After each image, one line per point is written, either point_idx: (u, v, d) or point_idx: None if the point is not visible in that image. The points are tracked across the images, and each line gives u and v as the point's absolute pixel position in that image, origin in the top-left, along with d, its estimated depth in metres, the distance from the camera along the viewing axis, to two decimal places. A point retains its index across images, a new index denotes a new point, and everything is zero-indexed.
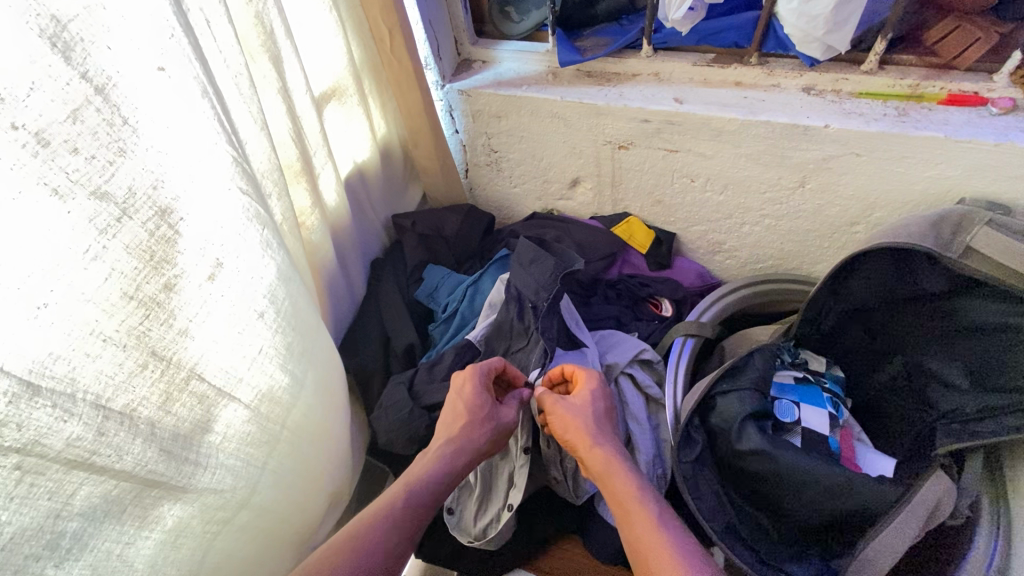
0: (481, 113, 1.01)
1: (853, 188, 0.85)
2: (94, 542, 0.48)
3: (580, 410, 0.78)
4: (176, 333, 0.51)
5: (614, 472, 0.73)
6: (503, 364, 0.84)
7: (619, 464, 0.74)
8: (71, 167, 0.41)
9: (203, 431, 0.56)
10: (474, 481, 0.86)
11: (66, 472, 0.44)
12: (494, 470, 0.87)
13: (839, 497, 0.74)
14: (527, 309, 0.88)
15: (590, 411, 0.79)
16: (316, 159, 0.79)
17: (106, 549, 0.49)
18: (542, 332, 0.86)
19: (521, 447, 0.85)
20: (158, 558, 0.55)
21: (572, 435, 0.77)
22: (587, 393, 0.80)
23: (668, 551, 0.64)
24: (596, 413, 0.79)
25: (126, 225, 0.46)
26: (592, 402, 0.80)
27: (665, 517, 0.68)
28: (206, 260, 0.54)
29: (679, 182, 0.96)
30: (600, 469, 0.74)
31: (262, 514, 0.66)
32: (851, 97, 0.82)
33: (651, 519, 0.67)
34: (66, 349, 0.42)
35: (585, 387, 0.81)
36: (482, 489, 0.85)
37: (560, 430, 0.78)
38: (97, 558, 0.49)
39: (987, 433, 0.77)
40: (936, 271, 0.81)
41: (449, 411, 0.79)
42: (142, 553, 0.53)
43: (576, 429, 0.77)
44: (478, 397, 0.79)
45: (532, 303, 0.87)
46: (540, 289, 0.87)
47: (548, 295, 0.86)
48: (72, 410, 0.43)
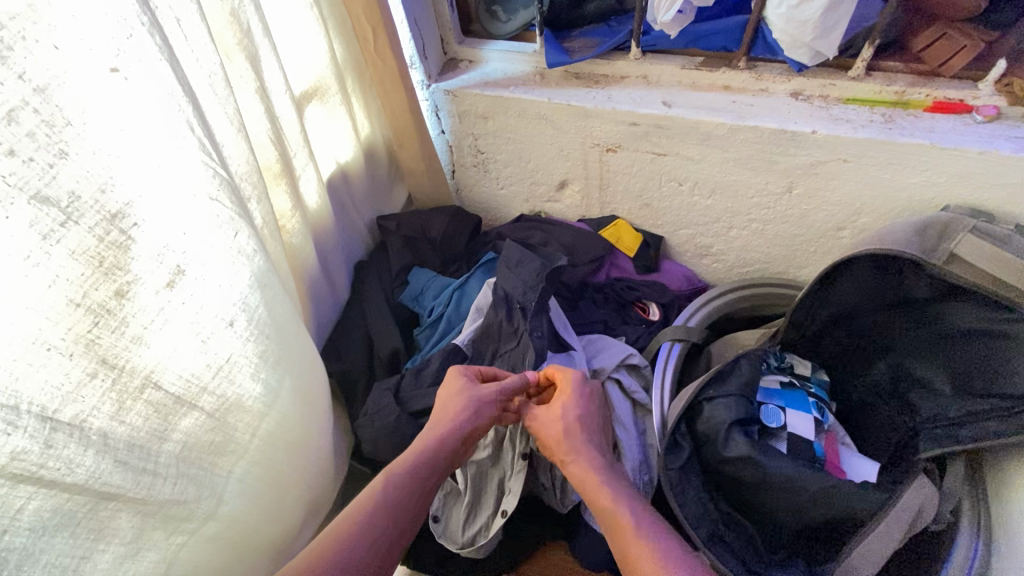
0: (468, 113, 0.99)
1: (841, 194, 0.85)
2: (46, 559, 0.45)
3: (564, 414, 0.78)
4: (129, 340, 0.49)
5: (597, 477, 0.72)
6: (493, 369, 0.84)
7: (596, 473, 0.72)
8: (7, 170, 0.38)
9: (161, 440, 0.54)
10: (463, 488, 0.83)
11: (12, 486, 0.41)
12: (483, 476, 0.84)
13: (825, 504, 0.74)
14: (516, 310, 0.87)
15: (574, 416, 0.78)
16: (297, 160, 0.76)
17: (60, 565, 0.47)
18: (531, 332, 0.86)
19: (520, 453, 0.84)
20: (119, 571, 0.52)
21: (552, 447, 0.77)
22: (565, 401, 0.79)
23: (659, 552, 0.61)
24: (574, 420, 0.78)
25: (71, 230, 0.43)
26: (576, 406, 0.79)
27: (644, 519, 0.66)
28: (164, 265, 0.52)
29: (667, 186, 0.95)
30: (580, 480, 0.73)
31: (231, 524, 0.64)
32: (838, 102, 0.82)
33: (627, 524, 0.65)
34: (6, 359, 0.40)
35: (569, 390, 0.80)
36: (471, 497, 0.83)
37: (547, 438, 0.78)
38: (51, 574, 0.46)
39: (967, 439, 0.78)
40: (921, 278, 0.81)
41: (444, 401, 0.77)
42: (100, 567, 0.50)
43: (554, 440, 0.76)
44: (476, 389, 0.78)
45: (521, 303, 0.87)
46: (528, 289, 0.87)
47: (536, 294, 0.87)
48: (16, 423, 0.41)
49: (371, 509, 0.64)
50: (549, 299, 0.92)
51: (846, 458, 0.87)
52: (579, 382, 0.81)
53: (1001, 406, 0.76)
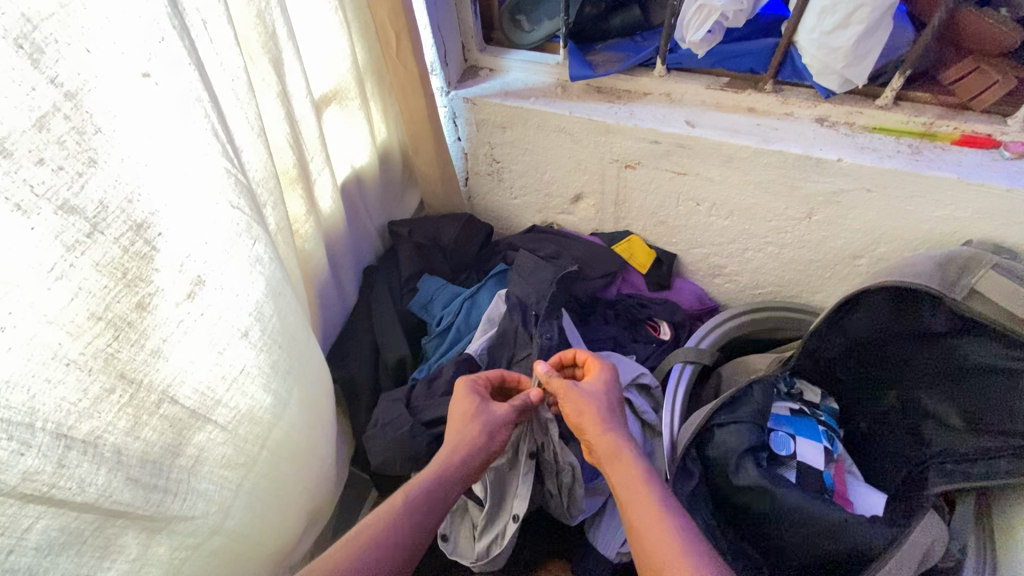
0: (486, 122, 0.97)
1: (861, 223, 0.84)
2: None
3: (594, 395, 0.77)
4: (147, 354, 0.48)
5: (627, 458, 0.71)
6: (500, 372, 0.84)
7: (628, 451, 0.72)
8: (37, 180, 0.37)
9: (174, 455, 0.53)
10: (484, 497, 0.82)
11: (21, 507, 0.40)
12: (503, 481, 0.82)
13: (834, 539, 0.72)
14: (530, 317, 0.90)
15: (604, 399, 0.77)
16: (313, 165, 0.75)
17: None
18: (541, 336, 0.86)
19: (526, 452, 0.82)
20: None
21: (583, 418, 0.75)
22: (603, 381, 0.79)
23: (673, 544, 0.60)
24: (609, 401, 0.77)
25: (95, 241, 0.42)
26: (608, 390, 0.78)
27: (669, 503, 0.65)
28: (184, 278, 0.50)
29: (684, 205, 0.94)
30: (608, 453, 0.72)
31: (234, 538, 0.63)
32: (864, 131, 0.81)
33: (654, 502, 0.65)
34: (25, 375, 0.39)
35: (598, 376, 0.80)
36: (492, 504, 0.81)
37: (573, 413, 0.76)
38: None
39: (979, 475, 0.77)
40: (937, 311, 0.80)
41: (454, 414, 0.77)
42: None
43: (588, 413, 0.75)
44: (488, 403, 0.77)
45: (535, 309, 0.89)
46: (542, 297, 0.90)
47: (548, 301, 0.89)
48: (30, 442, 0.39)
49: (376, 533, 0.63)
50: (562, 311, 0.92)
51: (854, 489, 0.85)
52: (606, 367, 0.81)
53: (1013, 444, 0.76)
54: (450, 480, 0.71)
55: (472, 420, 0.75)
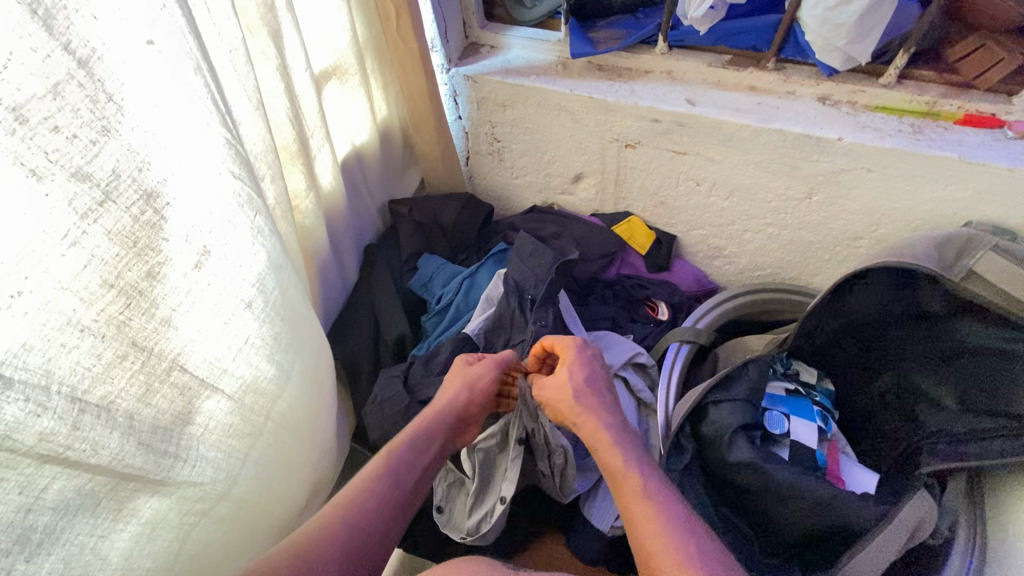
0: (487, 100, 0.97)
1: (861, 203, 0.83)
2: (67, 536, 0.46)
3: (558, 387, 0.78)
4: (158, 322, 0.49)
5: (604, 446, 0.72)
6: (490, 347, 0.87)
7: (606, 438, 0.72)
8: (51, 147, 0.38)
9: (184, 422, 0.55)
10: (471, 475, 0.84)
11: (38, 467, 0.41)
12: (493, 460, 0.84)
13: (825, 513, 0.74)
14: (527, 300, 0.89)
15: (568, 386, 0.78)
16: (313, 141, 0.75)
17: (79, 543, 0.47)
18: (535, 323, 0.88)
19: (516, 438, 0.83)
20: (134, 550, 0.53)
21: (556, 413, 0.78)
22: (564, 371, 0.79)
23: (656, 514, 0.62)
24: (575, 387, 0.78)
25: (108, 209, 0.43)
26: (579, 371, 0.79)
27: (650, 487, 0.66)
28: (192, 248, 0.51)
29: (684, 185, 0.94)
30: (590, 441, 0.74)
31: (241, 505, 0.65)
32: (866, 110, 0.81)
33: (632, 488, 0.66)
34: (40, 340, 0.40)
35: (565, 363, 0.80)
36: (481, 482, 0.83)
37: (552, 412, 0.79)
38: (70, 553, 0.47)
39: (974, 455, 0.77)
40: (936, 293, 0.81)
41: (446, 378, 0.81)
42: (117, 545, 0.51)
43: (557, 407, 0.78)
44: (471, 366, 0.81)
45: (532, 294, 0.89)
46: (540, 282, 0.90)
47: (546, 288, 0.89)
48: (46, 404, 0.41)
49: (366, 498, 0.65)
50: (560, 293, 0.94)
51: (846, 467, 0.86)
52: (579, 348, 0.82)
53: (1008, 424, 0.76)
54: (429, 438, 0.74)
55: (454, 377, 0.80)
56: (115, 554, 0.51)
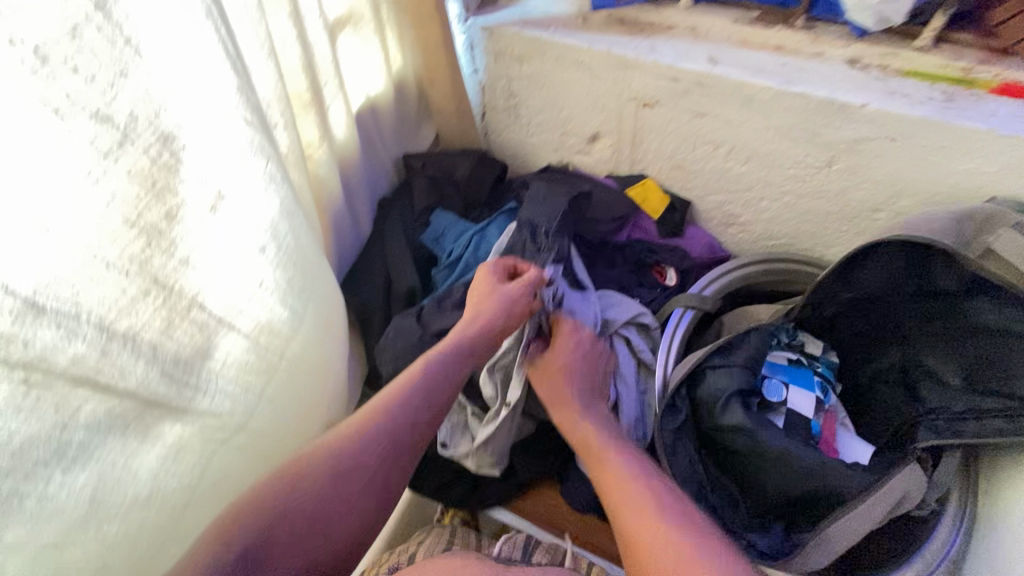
0: (503, 54, 0.96)
1: (883, 174, 0.81)
2: (100, 453, 0.50)
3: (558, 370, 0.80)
4: (177, 262, 0.52)
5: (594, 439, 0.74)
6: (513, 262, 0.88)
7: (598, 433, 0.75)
8: (72, 88, 0.40)
9: (203, 357, 0.59)
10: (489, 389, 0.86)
11: (71, 388, 0.45)
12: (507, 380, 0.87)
13: (810, 479, 0.76)
14: (539, 234, 0.91)
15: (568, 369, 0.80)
16: (326, 90, 0.76)
17: (112, 460, 0.52)
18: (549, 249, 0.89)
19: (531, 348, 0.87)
20: (162, 471, 0.58)
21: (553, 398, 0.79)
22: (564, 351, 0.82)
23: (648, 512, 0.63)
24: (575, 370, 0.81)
25: (127, 150, 0.45)
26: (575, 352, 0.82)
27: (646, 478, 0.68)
28: (208, 191, 0.53)
29: (702, 148, 0.92)
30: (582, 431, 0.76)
31: (258, 437, 0.70)
32: (897, 75, 0.77)
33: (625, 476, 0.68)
34: (70, 272, 0.43)
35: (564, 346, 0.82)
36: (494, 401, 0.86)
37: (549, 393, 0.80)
38: (104, 469, 0.51)
39: (970, 433, 0.78)
40: (950, 268, 0.79)
41: (476, 294, 0.82)
42: (146, 465, 0.56)
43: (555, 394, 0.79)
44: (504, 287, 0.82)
45: (545, 228, 0.91)
46: (553, 217, 0.91)
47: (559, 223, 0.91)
48: (77, 331, 0.44)
49: (353, 445, 0.65)
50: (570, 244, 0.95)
51: (841, 438, 0.88)
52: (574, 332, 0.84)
53: (1008, 405, 0.76)
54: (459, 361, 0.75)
55: (487, 299, 0.80)
56: (143, 473, 0.56)
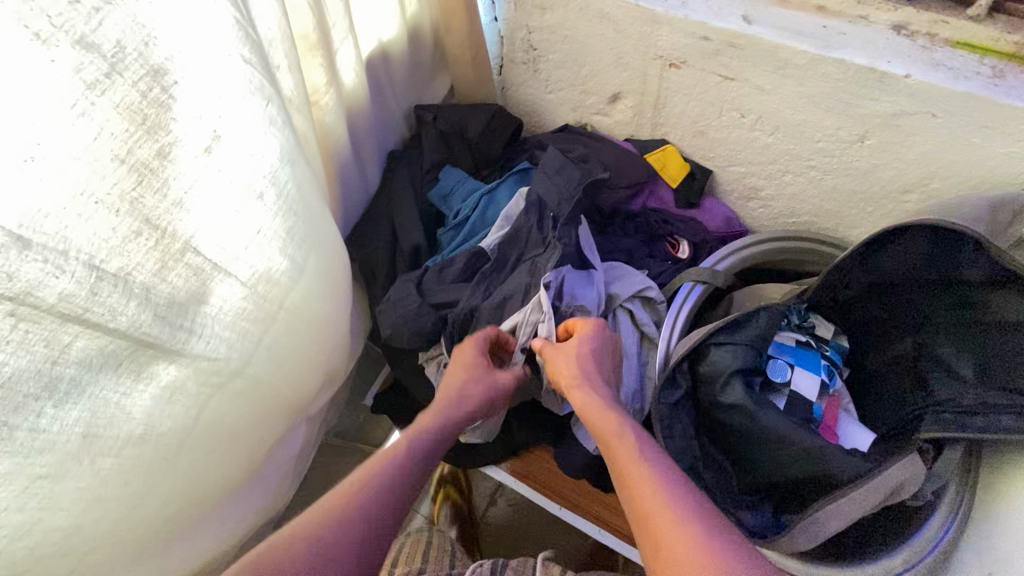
0: (525, 2, 0.90)
1: (919, 153, 0.76)
2: (92, 389, 0.51)
3: (571, 352, 0.78)
4: (170, 204, 0.51)
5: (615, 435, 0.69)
6: (496, 331, 0.83)
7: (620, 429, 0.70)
8: (52, 10, 0.38)
9: (199, 302, 0.58)
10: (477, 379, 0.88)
11: (60, 324, 0.45)
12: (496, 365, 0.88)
13: (807, 462, 0.75)
14: (547, 219, 0.88)
15: (580, 353, 0.78)
16: (335, 32, 0.72)
17: (104, 397, 0.53)
18: (558, 239, 0.85)
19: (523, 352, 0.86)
20: (155, 410, 0.59)
21: (559, 372, 0.78)
22: (579, 339, 0.79)
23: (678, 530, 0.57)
24: (585, 353, 0.78)
25: (115, 82, 0.43)
26: (586, 341, 0.79)
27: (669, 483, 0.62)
28: (203, 131, 0.51)
29: (728, 115, 0.87)
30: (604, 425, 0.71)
31: (255, 383, 0.71)
32: (945, 45, 0.71)
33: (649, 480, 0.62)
34: (57, 207, 0.42)
35: (581, 333, 0.80)
36: None
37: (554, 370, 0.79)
38: (96, 404, 0.52)
39: (974, 428, 0.75)
40: (979, 258, 0.75)
41: (456, 367, 0.79)
42: (139, 403, 0.57)
43: (564, 367, 0.77)
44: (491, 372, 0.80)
45: (553, 212, 0.87)
46: (563, 201, 0.88)
47: (569, 207, 0.88)
48: (65, 267, 0.44)
49: (362, 476, 0.63)
50: (580, 219, 0.90)
51: (843, 424, 0.87)
52: (598, 326, 0.82)
53: (1019, 403, 0.73)
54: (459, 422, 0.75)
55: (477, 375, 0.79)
56: (138, 411, 0.57)
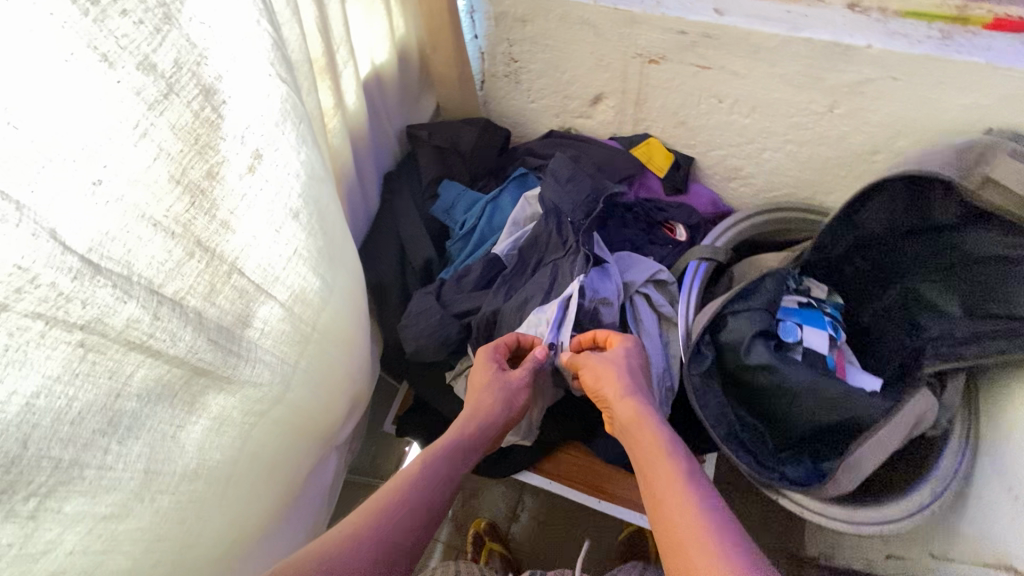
0: (505, 16, 0.95)
1: (884, 115, 0.84)
2: (150, 422, 0.49)
3: (613, 363, 0.80)
4: (219, 224, 0.51)
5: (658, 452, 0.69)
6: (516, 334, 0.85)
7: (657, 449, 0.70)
8: (120, 32, 0.38)
9: (244, 325, 0.57)
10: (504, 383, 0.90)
11: (125, 353, 0.44)
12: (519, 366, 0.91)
13: (833, 408, 0.81)
14: (565, 225, 0.91)
15: (623, 364, 0.80)
16: (339, 56, 0.74)
17: (161, 430, 0.51)
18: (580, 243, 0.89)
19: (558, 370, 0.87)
20: (205, 443, 0.57)
21: (603, 383, 0.79)
22: (621, 349, 0.82)
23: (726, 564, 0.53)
24: (630, 366, 0.80)
25: (172, 102, 0.43)
26: (632, 353, 0.82)
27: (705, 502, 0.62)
28: (246, 150, 0.52)
29: (706, 102, 0.94)
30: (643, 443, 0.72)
31: (292, 409, 0.70)
32: (896, 16, 0.80)
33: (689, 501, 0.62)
34: (121, 230, 0.41)
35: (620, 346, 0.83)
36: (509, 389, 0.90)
37: (592, 380, 0.80)
38: (153, 439, 0.50)
39: (971, 354, 0.81)
40: (949, 202, 0.83)
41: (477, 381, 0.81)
42: (192, 437, 0.54)
43: (608, 378, 0.78)
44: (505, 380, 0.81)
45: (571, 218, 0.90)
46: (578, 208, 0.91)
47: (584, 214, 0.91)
48: (130, 292, 0.43)
49: (373, 521, 0.59)
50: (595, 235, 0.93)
51: (852, 374, 0.92)
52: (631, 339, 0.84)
53: (1005, 325, 0.80)
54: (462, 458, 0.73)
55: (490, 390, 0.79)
56: (190, 445, 0.55)
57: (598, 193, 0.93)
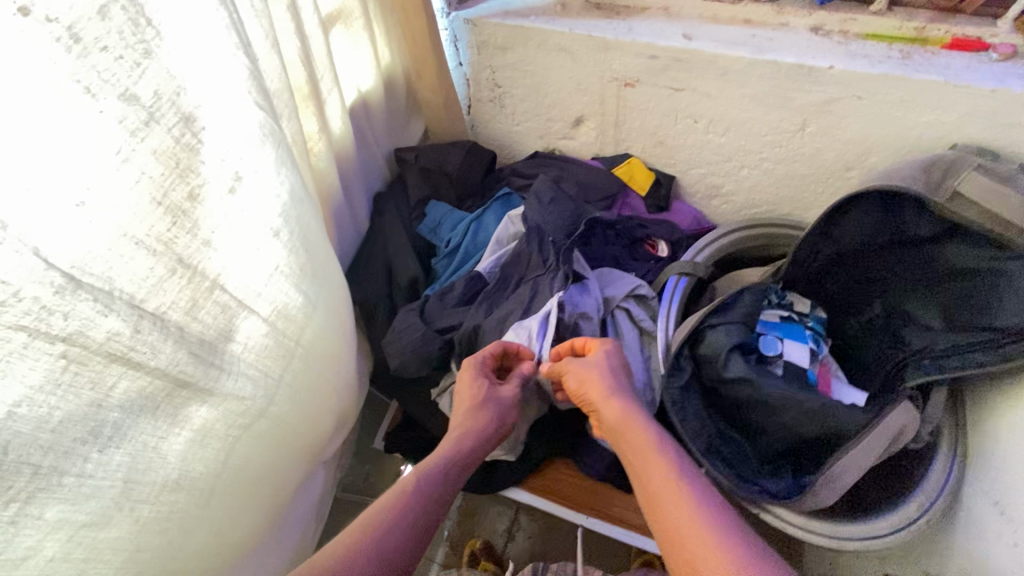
0: (487, 44, 0.99)
1: (853, 132, 0.86)
2: (132, 433, 0.51)
3: (594, 368, 0.81)
4: (200, 243, 0.54)
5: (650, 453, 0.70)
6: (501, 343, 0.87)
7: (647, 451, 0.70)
8: (102, 66, 0.42)
9: (226, 339, 0.60)
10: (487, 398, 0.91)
11: (106, 365, 0.46)
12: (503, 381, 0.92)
13: (812, 420, 0.81)
14: (547, 244, 0.93)
15: (603, 368, 0.81)
16: (323, 83, 0.78)
17: (143, 441, 0.53)
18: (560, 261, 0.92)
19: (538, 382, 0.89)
20: (188, 455, 0.58)
21: (586, 389, 0.79)
22: (600, 352, 0.83)
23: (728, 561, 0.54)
24: (608, 368, 0.81)
25: (153, 129, 0.47)
26: (609, 354, 0.83)
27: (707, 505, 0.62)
28: (226, 172, 0.55)
29: (683, 122, 0.97)
30: (632, 448, 0.72)
31: (277, 423, 0.71)
32: (857, 38, 0.85)
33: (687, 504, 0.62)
34: (103, 248, 0.44)
35: (599, 351, 0.83)
36: None
37: (576, 386, 0.81)
38: (135, 449, 0.52)
39: (954, 366, 0.82)
40: (923, 217, 0.85)
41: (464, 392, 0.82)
42: (174, 448, 0.57)
43: (590, 384, 0.79)
44: (494, 394, 0.83)
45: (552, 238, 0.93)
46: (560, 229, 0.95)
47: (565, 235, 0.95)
48: (111, 306, 0.45)
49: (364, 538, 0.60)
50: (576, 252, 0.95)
51: (835, 387, 0.92)
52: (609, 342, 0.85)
53: (985, 337, 0.80)
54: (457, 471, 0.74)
55: (481, 406, 0.81)
56: (173, 455, 0.56)
57: (579, 216, 0.97)
